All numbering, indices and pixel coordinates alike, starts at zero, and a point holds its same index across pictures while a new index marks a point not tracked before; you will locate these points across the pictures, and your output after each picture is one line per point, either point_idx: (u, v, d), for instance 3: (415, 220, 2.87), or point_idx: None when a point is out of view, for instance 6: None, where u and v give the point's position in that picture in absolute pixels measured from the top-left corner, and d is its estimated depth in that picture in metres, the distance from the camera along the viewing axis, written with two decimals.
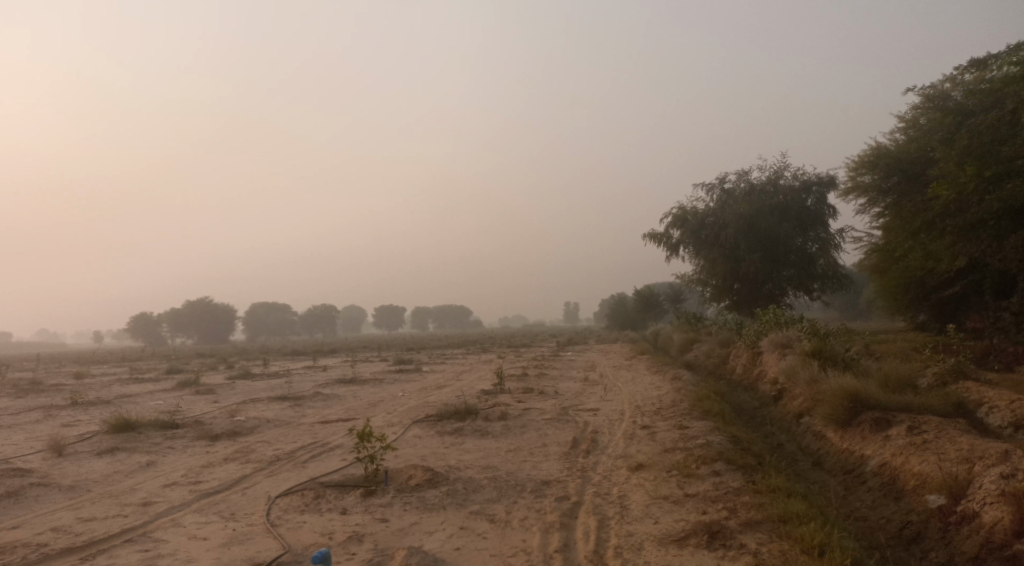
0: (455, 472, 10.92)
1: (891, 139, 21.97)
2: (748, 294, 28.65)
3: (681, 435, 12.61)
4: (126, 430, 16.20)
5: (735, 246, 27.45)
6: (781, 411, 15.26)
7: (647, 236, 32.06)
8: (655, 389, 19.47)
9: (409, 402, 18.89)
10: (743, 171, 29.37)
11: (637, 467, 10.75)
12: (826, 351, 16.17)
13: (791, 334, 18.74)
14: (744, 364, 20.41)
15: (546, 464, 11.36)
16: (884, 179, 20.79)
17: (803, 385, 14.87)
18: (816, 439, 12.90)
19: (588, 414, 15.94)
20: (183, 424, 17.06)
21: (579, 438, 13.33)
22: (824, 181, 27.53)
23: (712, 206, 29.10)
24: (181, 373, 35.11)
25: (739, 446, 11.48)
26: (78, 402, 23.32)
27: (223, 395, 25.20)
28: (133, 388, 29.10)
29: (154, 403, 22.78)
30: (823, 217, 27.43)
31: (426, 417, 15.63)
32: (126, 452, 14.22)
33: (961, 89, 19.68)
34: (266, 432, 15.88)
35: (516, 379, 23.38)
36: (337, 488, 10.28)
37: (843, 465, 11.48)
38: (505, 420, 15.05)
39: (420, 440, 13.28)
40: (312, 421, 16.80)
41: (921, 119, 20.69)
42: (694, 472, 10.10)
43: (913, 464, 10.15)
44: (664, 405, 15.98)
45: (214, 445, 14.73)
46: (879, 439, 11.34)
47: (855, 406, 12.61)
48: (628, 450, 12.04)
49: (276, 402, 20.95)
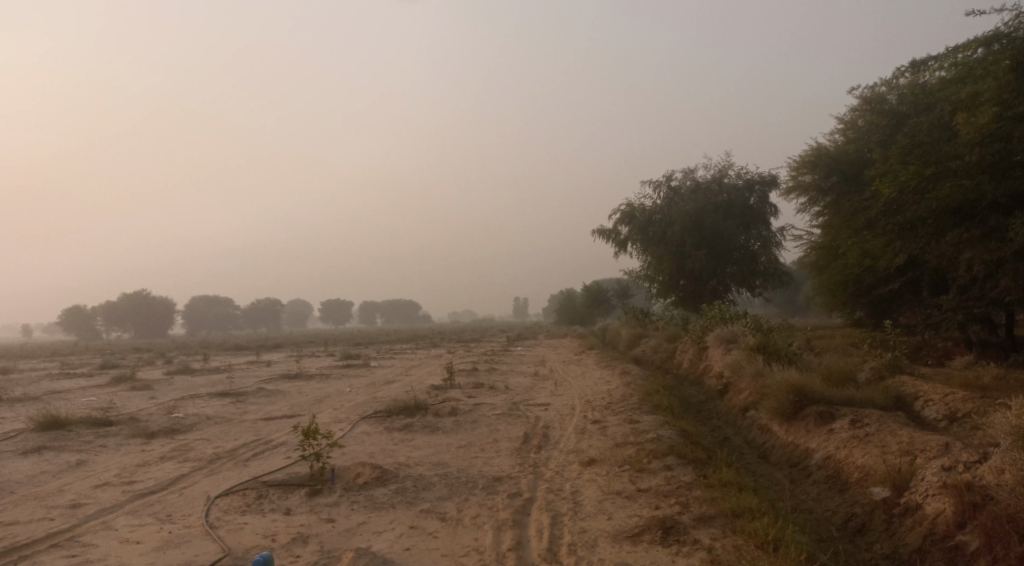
0: (404, 469, 10.67)
1: (831, 139, 22.39)
2: (693, 291, 28.99)
3: (631, 429, 12.58)
4: (55, 429, 15.47)
5: (681, 243, 27.74)
6: (727, 405, 15.40)
7: (594, 232, 32.15)
8: (605, 383, 19.48)
9: (356, 398, 18.53)
10: (689, 169, 29.70)
11: (589, 462, 10.67)
12: (771, 345, 16.38)
13: (736, 329, 18.96)
14: (690, 359, 20.59)
15: (497, 460, 11.19)
16: (824, 179, 21.22)
17: (749, 379, 15.02)
18: (762, 432, 13.03)
19: (538, 409, 15.84)
20: (117, 421, 16.39)
21: (530, 433, 13.20)
22: (767, 180, 28.01)
23: (658, 203, 29.37)
24: (115, 369, 33.90)
25: (688, 440, 11.50)
26: (3, 399, 22.24)
27: (160, 391, 24.37)
28: (64, 384, 27.93)
29: (87, 400, 21.88)
30: (765, 215, 27.91)
31: (374, 413, 15.31)
32: (54, 452, 13.55)
33: (897, 92, 20.18)
34: (206, 429, 15.35)
35: (466, 375, 23.19)
36: (281, 487, 9.94)
37: (789, 458, 11.59)
38: (454, 415, 14.85)
39: (368, 437, 12.98)
40: (255, 418, 16.31)
41: (859, 120, 21.14)
42: (646, 467, 10.06)
43: (857, 457, 10.29)
44: (614, 400, 15.97)
45: (150, 443, 14.15)
46: (823, 432, 11.49)
47: (799, 400, 12.74)
48: (579, 445, 11.97)
49: (217, 398, 20.33)
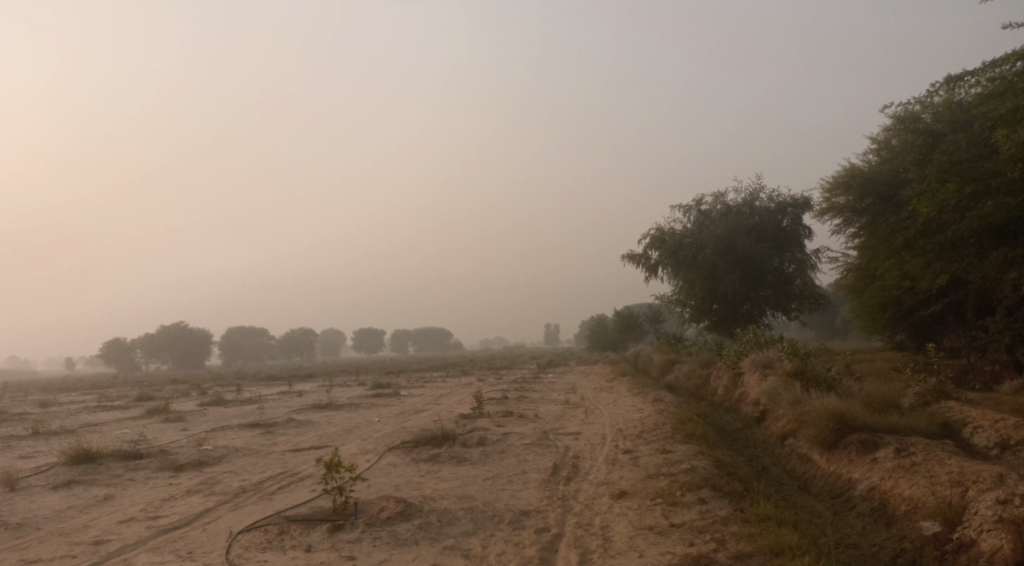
0: (430, 502, 10.40)
1: (864, 159, 21.86)
2: (727, 315, 28.44)
3: (664, 459, 12.18)
4: (85, 462, 15.50)
5: (713, 267, 27.28)
6: (764, 434, 14.90)
7: (624, 257, 31.79)
8: (637, 411, 19.06)
9: (385, 428, 18.33)
10: (719, 193, 29.30)
11: (620, 495, 10.30)
12: (808, 371, 15.87)
13: (772, 354, 18.44)
14: (725, 385, 20.08)
15: (525, 493, 10.86)
16: (859, 200, 20.67)
17: (786, 406, 14.52)
18: (801, 462, 12.54)
19: (568, 439, 15.49)
20: (147, 454, 16.38)
21: (560, 464, 12.87)
22: (800, 202, 27.47)
23: (689, 227, 28.98)
24: (150, 401, 34.17)
25: (724, 471, 11.07)
26: (40, 432, 22.45)
27: (193, 423, 24.44)
28: (99, 417, 28.17)
29: (120, 433, 21.98)
30: (799, 238, 27.34)
31: (402, 443, 15.09)
32: (83, 486, 13.53)
33: (931, 111, 19.68)
34: (234, 461, 15.25)
35: (496, 403, 22.90)
36: (304, 523, 9.72)
37: (831, 489, 11.10)
38: (482, 446, 14.56)
39: (394, 469, 12.76)
40: (283, 449, 16.18)
41: (893, 140, 20.61)
42: (679, 500, 9.67)
43: (903, 488, 9.80)
44: (646, 429, 15.56)
45: (178, 476, 14.07)
46: (867, 462, 10.99)
47: (840, 428, 12.24)
48: (610, 477, 11.59)
49: (248, 430, 20.27)
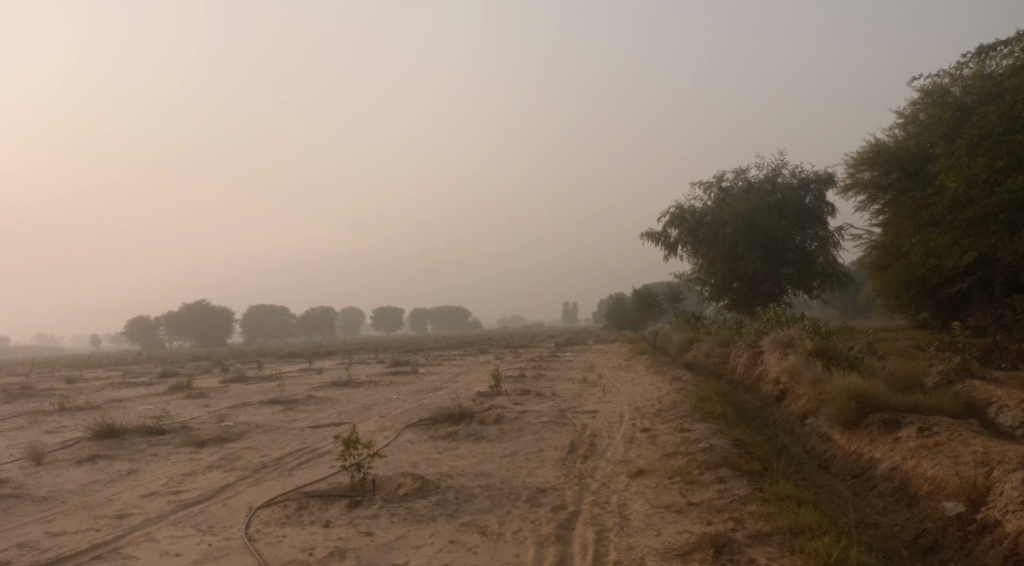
0: (447, 479, 10.43)
1: (889, 135, 21.43)
2: (747, 293, 28.19)
3: (682, 438, 12.12)
4: (110, 437, 15.72)
5: (734, 245, 27.00)
6: (784, 413, 14.78)
7: (644, 235, 31.58)
8: (655, 390, 18.98)
9: (403, 405, 18.42)
10: (740, 169, 28.94)
11: (637, 473, 10.27)
12: (830, 349, 15.68)
13: (793, 332, 18.25)
14: (745, 364, 19.92)
15: (542, 471, 10.86)
16: (884, 176, 20.23)
17: (807, 385, 14.39)
18: (822, 441, 12.44)
19: (586, 417, 15.48)
20: (170, 429, 16.58)
21: (577, 442, 12.85)
22: (823, 178, 27.06)
23: (710, 205, 28.68)
24: (174, 377, 34.60)
25: (743, 450, 10.99)
26: (66, 408, 22.81)
27: (214, 399, 24.71)
28: (124, 393, 28.58)
29: (144, 408, 22.27)
30: (822, 215, 26.96)
31: (420, 420, 15.15)
32: (107, 460, 13.72)
33: (960, 84, 19.18)
34: (254, 437, 15.41)
35: (514, 381, 22.92)
36: (322, 498, 9.78)
37: (851, 469, 11.00)
38: (500, 424, 14.58)
39: (412, 446, 12.81)
40: (303, 426, 16.31)
41: (920, 114, 20.14)
42: (698, 478, 9.62)
43: (926, 468, 9.67)
44: (664, 407, 15.51)
45: (199, 452, 14.22)
46: (889, 441, 10.86)
47: (862, 407, 12.10)
48: (627, 455, 11.56)
49: (268, 407, 20.46)
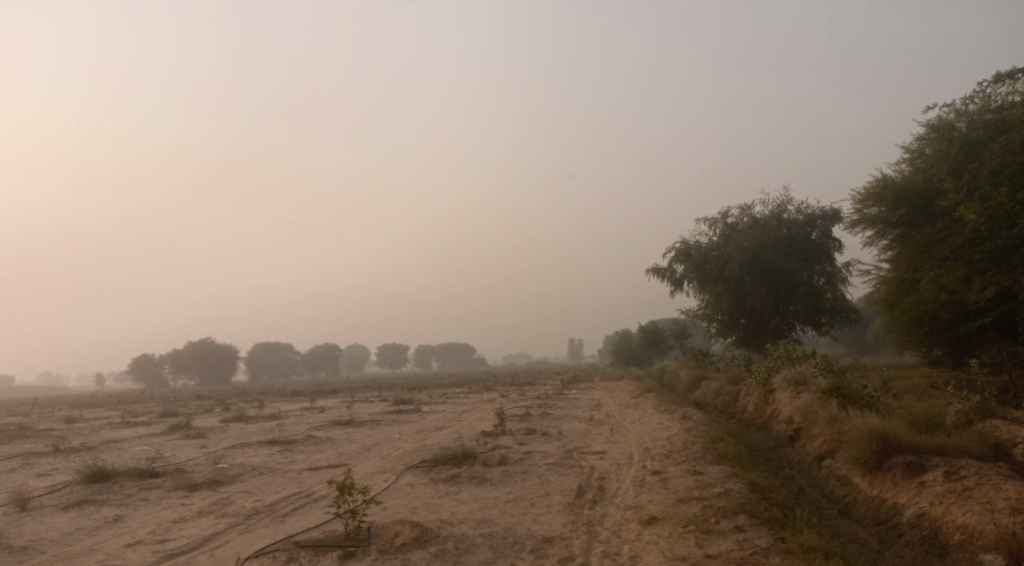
0: (447, 527, 9.85)
1: (896, 169, 20.85)
2: (754, 330, 27.59)
3: (695, 482, 11.54)
4: (100, 480, 15.17)
5: (741, 281, 26.56)
6: (799, 454, 14.17)
7: (649, 270, 31.12)
8: (664, 430, 18.38)
9: (404, 446, 17.83)
10: (745, 205, 28.60)
11: (650, 520, 9.70)
12: (844, 387, 15.07)
13: (805, 369, 17.64)
14: (756, 403, 19.32)
15: (548, 517, 10.29)
16: (891, 211, 19.47)
17: (823, 424, 13.78)
18: (841, 484, 11.83)
19: (593, 458, 14.88)
20: (163, 472, 16.03)
21: (585, 485, 12.27)
22: (829, 214, 26.73)
23: (715, 241, 28.33)
24: (173, 417, 33.95)
25: (761, 495, 10.39)
26: (60, 449, 22.22)
27: (212, 439, 24.16)
28: (121, 433, 28.01)
29: (139, 450, 21.65)
30: (829, 251, 26.51)
31: (421, 462, 14.58)
32: (94, 506, 13.16)
33: (966, 118, 18.45)
34: (249, 480, 14.84)
35: (518, 420, 22.32)
36: (314, 549, 9.21)
37: (875, 515, 10.41)
38: (504, 465, 14.01)
39: (412, 490, 12.23)
40: (301, 468, 15.74)
41: (927, 149, 19.24)
42: (715, 527, 9.04)
43: (956, 515, 9.12)
44: (675, 448, 14.91)
45: (191, 496, 13.65)
46: (914, 485, 10.27)
47: (884, 449, 11.49)
48: (638, 500, 10.97)
49: (266, 447, 19.87)
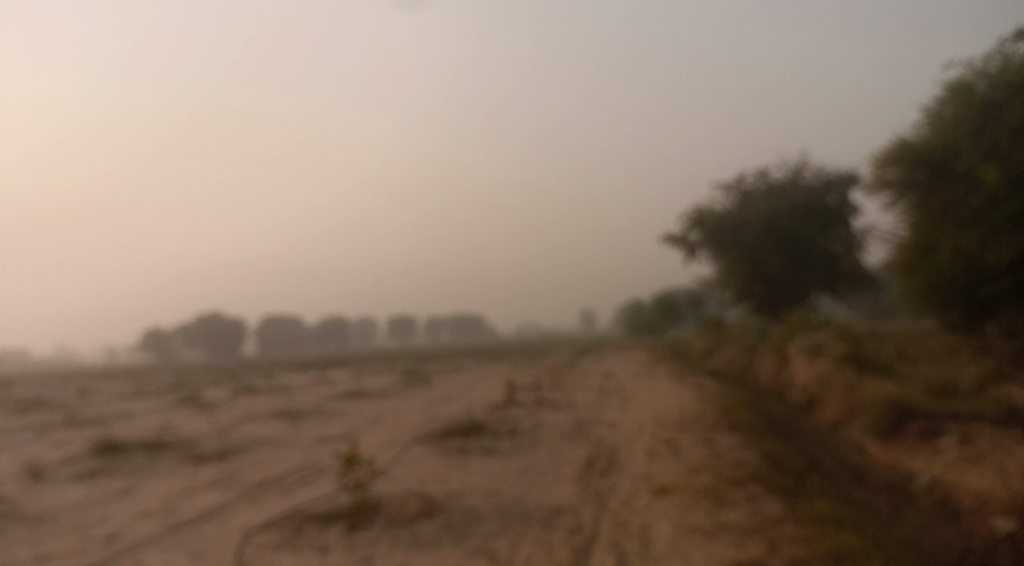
0: (456, 498, 9.78)
1: (914, 133, 20.34)
2: (769, 297, 27.32)
3: (708, 451, 11.40)
4: (113, 451, 15.22)
5: (756, 248, 26.26)
6: (815, 422, 14.01)
7: (663, 238, 30.85)
8: (677, 399, 18.24)
9: (416, 416, 17.79)
10: (761, 171, 28.18)
11: (661, 491, 9.58)
12: (861, 354, 14.85)
13: (819, 337, 17.41)
14: (770, 371, 19.14)
15: (558, 488, 10.20)
16: (909, 175, 19.02)
17: (839, 392, 13.60)
18: (856, 452, 11.69)
19: (605, 428, 14.78)
20: (175, 443, 16.05)
21: (596, 456, 12.18)
22: (846, 179, 26.31)
23: (730, 207, 27.99)
24: (187, 389, 34.13)
25: (774, 464, 10.26)
26: (75, 421, 22.37)
27: (225, 411, 24.25)
28: (137, 405, 28.18)
29: (153, 421, 21.74)
30: (846, 216, 26.09)
31: (432, 433, 14.52)
32: (106, 477, 13.20)
33: (988, 79, 17.86)
34: (260, 452, 14.84)
35: (529, 391, 22.24)
36: (322, 520, 9.17)
37: (889, 482, 10.28)
38: (515, 436, 13.93)
39: (422, 461, 12.17)
40: (312, 439, 15.73)
41: (946, 111, 18.68)
42: (726, 496, 8.93)
43: (971, 481, 8.97)
44: (687, 418, 14.79)
45: (202, 467, 13.67)
46: (929, 452, 10.11)
47: (899, 416, 11.32)
48: (649, 471, 10.86)
49: (278, 419, 19.90)
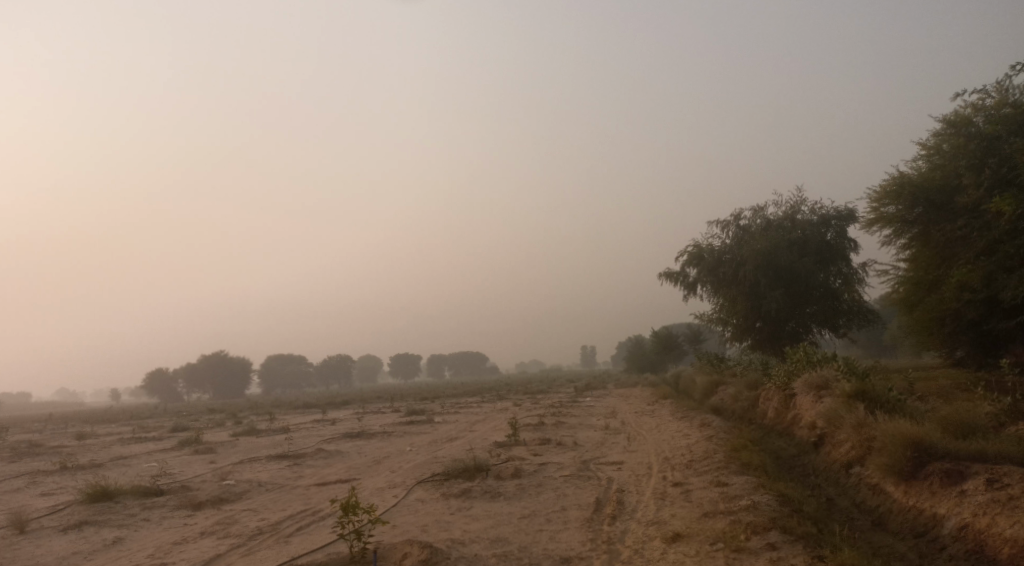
0: (458, 548, 9.32)
1: (913, 167, 20.04)
2: (771, 333, 26.91)
3: (720, 494, 10.95)
4: (102, 500, 14.72)
5: (756, 283, 25.92)
6: (825, 461, 13.52)
7: (662, 275, 30.55)
8: (683, 437, 17.77)
9: (415, 458, 17.32)
10: (758, 206, 27.97)
11: (674, 537, 9.15)
12: (869, 390, 14.38)
13: (826, 373, 16.94)
14: (776, 408, 18.66)
15: (566, 535, 9.74)
16: (909, 210, 18.68)
17: (849, 429, 13.13)
18: (873, 493, 11.20)
19: (610, 469, 14.30)
20: (168, 490, 15.54)
21: (603, 499, 11.70)
22: (844, 214, 26.08)
23: (729, 243, 27.72)
24: (183, 432, 33.48)
25: (790, 508, 9.80)
26: (67, 467, 21.81)
27: (221, 454, 23.76)
28: (132, 449, 27.59)
29: (147, 467, 21.19)
30: (845, 251, 25.82)
31: (432, 476, 14.04)
32: (94, 528, 12.70)
33: (985, 112, 17.65)
34: (255, 498, 14.35)
35: (532, 430, 21.72)
36: None
37: (912, 526, 9.81)
38: (518, 478, 13.44)
39: (422, 507, 11.70)
40: (308, 484, 15.24)
41: (944, 145, 18.42)
42: (745, 545, 8.49)
43: (1003, 527, 8.54)
44: (696, 457, 14.31)
45: (194, 516, 13.17)
46: (954, 493, 9.66)
47: (918, 456, 10.84)
48: (660, 515, 10.39)
49: (275, 462, 19.36)
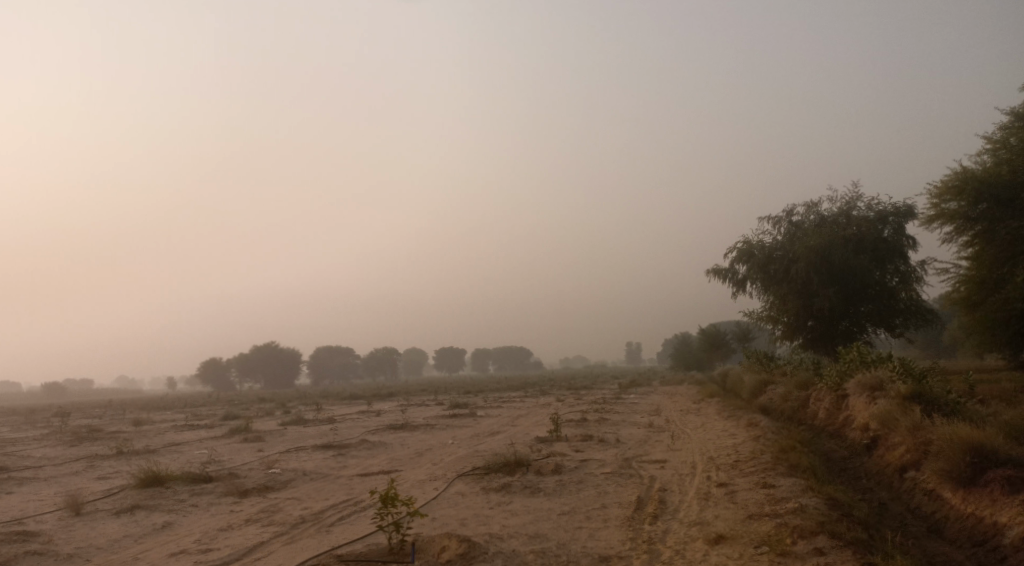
0: (497, 542, 9.26)
1: (977, 161, 19.24)
2: (823, 332, 26.22)
3: (766, 495, 10.67)
4: (153, 485, 15.05)
5: (808, 280, 25.26)
6: (878, 464, 13.09)
7: (710, 271, 30.01)
8: (729, 437, 17.41)
9: (457, 451, 17.32)
10: (811, 202, 27.26)
11: (717, 539, 8.94)
12: (926, 392, 13.86)
13: (881, 373, 16.40)
14: (826, 408, 18.16)
15: (606, 533, 9.60)
16: (972, 206, 17.94)
17: (904, 432, 12.68)
18: (928, 499, 10.79)
19: (654, 467, 14.08)
20: (216, 477, 15.81)
21: (645, 497, 11.52)
22: (902, 211, 25.22)
23: (780, 239, 27.08)
24: (234, 420, 34.15)
25: (840, 512, 9.49)
26: (122, 452, 22.41)
27: (269, 443, 24.12)
28: (185, 436, 28.21)
29: (198, 454, 21.63)
30: (903, 249, 24.97)
31: (473, 469, 14.00)
32: (144, 512, 12.99)
33: None
34: (300, 487, 14.52)
35: (575, 426, 21.56)
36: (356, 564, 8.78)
37: (971, 535, 9.43)
38: (559, 474, 13.33)
39: (462, 500, 11.67)
40: (352, 474, 15.35)
41: (1011, 139, 17.63)
42: (791, 549, 8.26)
43: None
44: (742, 457, 13.98)
45: (240, 503, 13.36)
46: (1015, 502, 9.25)
47: (978, 462, 10.41)
48: (704, 515, 10.17)
49: (320, 452, 19.58)
